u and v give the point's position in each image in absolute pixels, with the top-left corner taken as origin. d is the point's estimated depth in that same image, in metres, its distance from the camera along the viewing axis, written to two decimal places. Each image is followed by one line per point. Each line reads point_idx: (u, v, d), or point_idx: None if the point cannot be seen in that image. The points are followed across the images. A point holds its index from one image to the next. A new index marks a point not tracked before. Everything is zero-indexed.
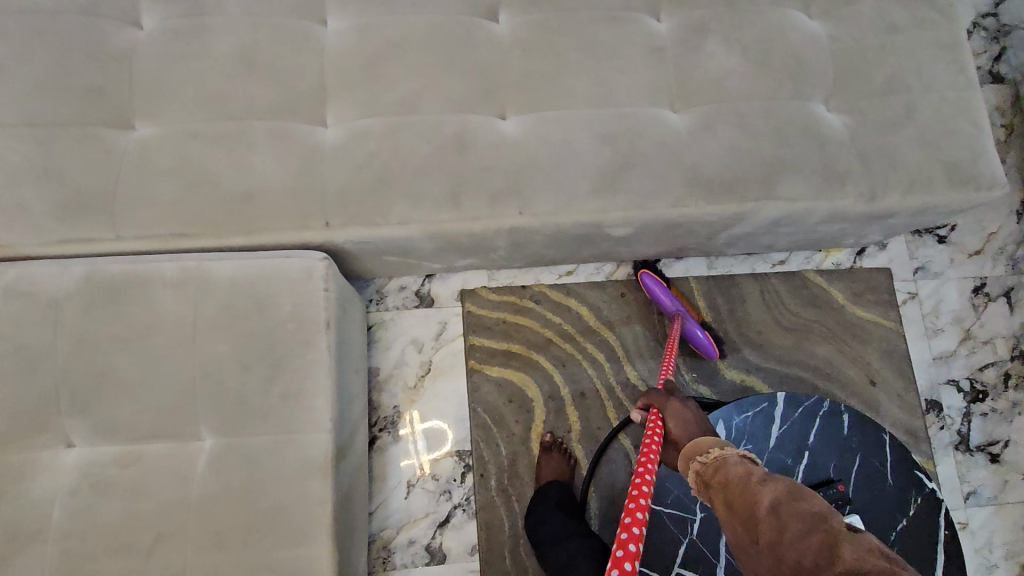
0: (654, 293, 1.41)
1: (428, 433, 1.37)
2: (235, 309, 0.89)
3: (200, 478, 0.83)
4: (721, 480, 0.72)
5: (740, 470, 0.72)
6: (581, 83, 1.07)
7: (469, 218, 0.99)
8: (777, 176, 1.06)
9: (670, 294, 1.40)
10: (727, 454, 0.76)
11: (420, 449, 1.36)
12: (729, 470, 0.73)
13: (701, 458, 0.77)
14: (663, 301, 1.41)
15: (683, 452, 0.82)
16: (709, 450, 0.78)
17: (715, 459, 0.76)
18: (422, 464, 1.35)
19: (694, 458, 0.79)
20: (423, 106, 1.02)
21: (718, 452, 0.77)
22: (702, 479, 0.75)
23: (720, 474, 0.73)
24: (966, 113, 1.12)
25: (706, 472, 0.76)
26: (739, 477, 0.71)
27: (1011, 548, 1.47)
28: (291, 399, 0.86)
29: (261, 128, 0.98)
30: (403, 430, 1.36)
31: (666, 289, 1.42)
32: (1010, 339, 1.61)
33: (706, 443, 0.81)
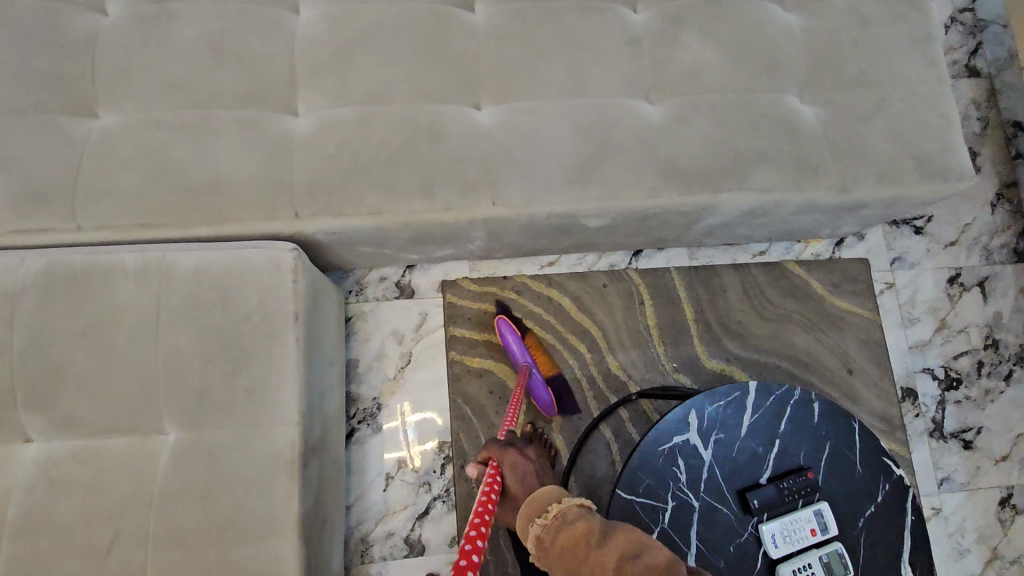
0: (504, 339, 1.35)
1: (413, 425, 1.37)
2: (200, 300, 0.87)
3: (161, 473, 0.81)
4: (564, 545, 0.72)
5: (583, 533, 0.72)
6: (555, 73, 1.06)
7: (441, 208, 0.98)
8: (751, 167, 1.05)
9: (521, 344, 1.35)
10: (566, 510, 0.75)
11: (409, 439, 1.36)
12: (571, 532, 0.72)
13: (540, 519, 0.75)
14: (512, 349, 1.36)
15: (520, 510, 0.79)
16: (546, 508, 0.77)
17: (555, 517, 0.75)
18: (403, 457, 1.34)
19: (533, 521, 0.77)
20: (395, 95, 1.01)
21: (556, 508, 0.76)
22: (543, 543, 0.74)
23: (562, 536, 0.73)
24: (938, 105, 1.12)
25: (548, 536, 0.74)
26: (585, 538, 0.71)
27: (983, 533, 1.50)
28: (257, 392, 0.85)
29: (228, 117, 0.96)
30: (394, 419, 1.36)
31: (517, 337, 1.36)
32: (984, 328, 1.63)
33: (541, 497, 0.79)
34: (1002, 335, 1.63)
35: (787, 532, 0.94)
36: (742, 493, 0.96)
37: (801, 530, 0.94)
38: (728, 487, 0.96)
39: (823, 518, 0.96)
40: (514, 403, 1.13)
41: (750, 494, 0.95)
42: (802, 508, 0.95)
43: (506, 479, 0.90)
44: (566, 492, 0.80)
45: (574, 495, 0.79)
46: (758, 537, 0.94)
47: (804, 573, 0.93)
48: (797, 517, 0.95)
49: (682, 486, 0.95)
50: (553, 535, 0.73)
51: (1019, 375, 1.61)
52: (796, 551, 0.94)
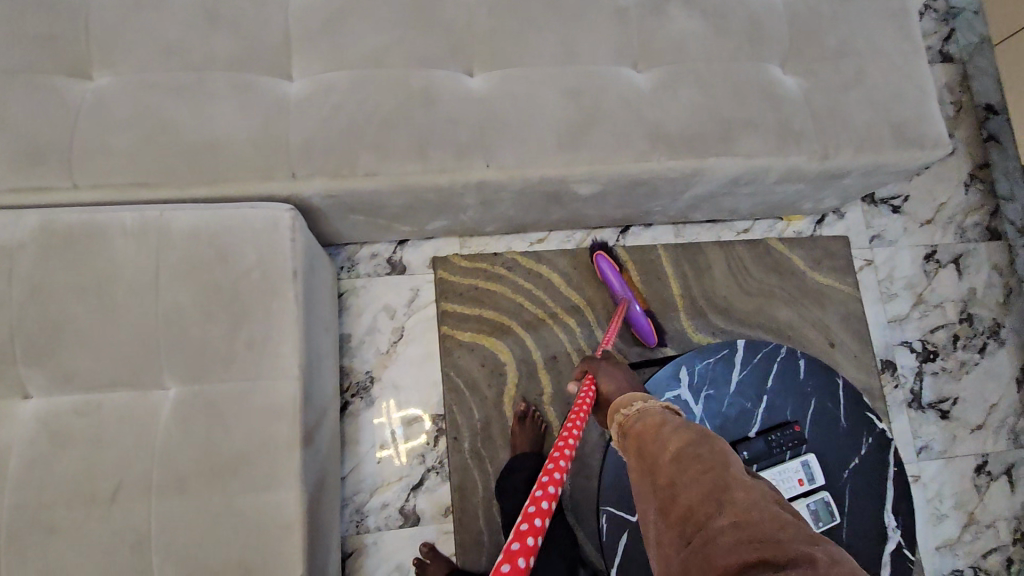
0: (605, 275, 1.43)
1: (404, 422, 1.36)
2: (198, 257, 0.88)
3: (163, 425, 0.82)
4: (637, 429, 0.76)
5: (654, 419, 0.75)
6: (546, 41, 1.08)
7: (436, 170, 0.99)
8: (736, 133, 1.09)
9: (621, 278, 1.43)
10: (648, 407, 0.79)
11: (398, 438, 1.35)
12: (645, 420, 0.76)
13: (624, 411, 0.81)
14: (612, 284, 1.43)
15: (611, 408, 0.85)
16: (631, 403, 0.82)
17: (636, 411, 0.79)
18: (395, 449, 1.34)
19: (620, 412, 0.82)
20: (389, 62, 1.03)
21: (638, 404, 0.80)
22: (622, 428, 0.79)
23: (637, 424, 0.77)
24: (914, 76, 1.17)
25: (627, 423, 0.79)
26: (653, 425, 0.74)
27: (960, 498, 1.55)
28: (257, 347, 0.86)
29: (223, 80, 0.97)
30: (380, 416, 1.35)
31: (617, 273, 1.44)
32: (959, 303, 1.69)
33: (632, 398, 0.84)
34: (976, 310, 1.69)
35: (775, 482, 0.97)
36: (732, 447, 0.99)
37: (789, 480, 0.97)
38: None
39: (810, 469, 0.99)
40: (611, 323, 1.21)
41: (739, 447, 0.98)
42: (789, 459, 0.99)
43: (602, 385, 1.02)
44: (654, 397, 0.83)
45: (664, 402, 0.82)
46: None
47: None
48: (785, 467, 0.98)
49: None
50: (631, 421, 0.78)
51: (992, 347, 1.67)
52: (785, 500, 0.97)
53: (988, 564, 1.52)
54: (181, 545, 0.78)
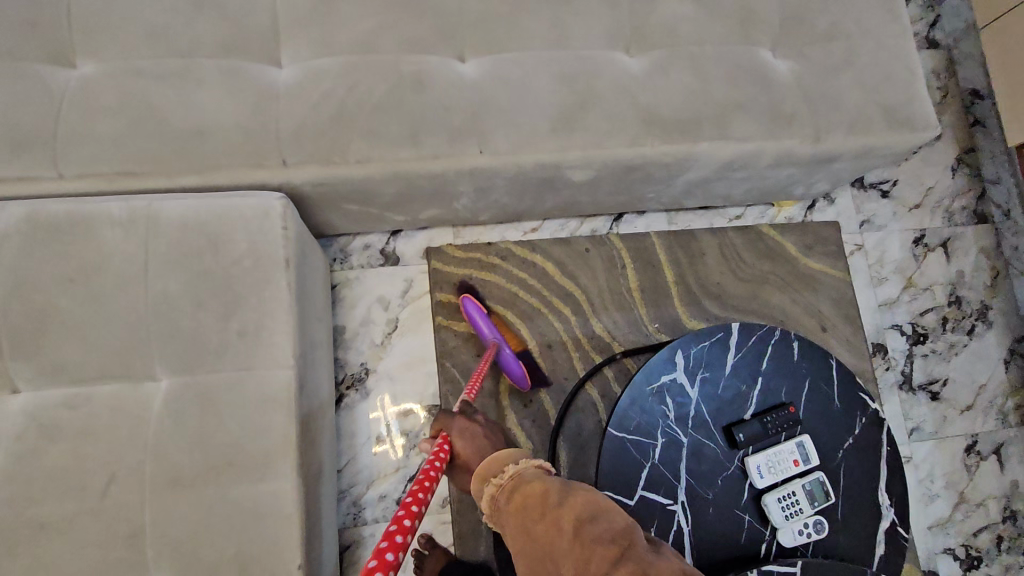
0: (471, 319, 1.32)
1: (399, 413, 1.35)
2: (189, 246, 0.87)
3: (156, 417, 0.81)
4: (518, 503, 0.68)
5: (540, 489, 0.67)
6: (538, 25, 1.08)
7: (429, 156, 0.98)
8: (729, 116, 1.09)
9: (489, 321, 1.32)
10: (523, 470, 0.72)
11: (392, 429, 1.34)
12: (527, 490, 0.68)
13: (497, 479, 0.73)
14: (481, 328, 1.32)
15: (476, 471, 0.76)
16: (503, 466, 0.74)
17: (511, 479, 0.71)
18: (391, 439, 1.33)
19: (490, 478, 0.74)
20: (380, 47, 1.01)
21: (512, 468, 0.73)
22: (498, 500, 0.71)
23: (516, 496, 0.69)
24: (903, 58, 1.18)
25: (503, 495, 0.71)
26: (537, 496, 0.67)
27: (950, 479, 1.57)
28: (250, 336, 0.85)
29: (210, 66, 0.95)
30: (376, 411, 1.34)
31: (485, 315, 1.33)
32: (948, 286, 1.71)
33: (498, 458, 0.76)
34: (964, 293, 1.71)
35: (771, 463, 0.97)
36: (728, 429, 0.99)
37: (785, 461, 0.98)
38: (715, 423, 1.00)
39: (805, 449, 1.00)
40: (476, 372, 1.16)
41: (736, 429, 0.98)
42: (784, 441, 1.00)
43: (456, 444, 0.91)
44: (523, 453, 0.77)
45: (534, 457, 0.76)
46: (745, 469, 0.98)
47: (790, 501, 0.96)
48: (780, 448, 0.99)
49: (670, 424, 0.98)
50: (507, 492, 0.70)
51: (980, 329, 1.70)
52: (781, 481, 0.98)
53: (978, 542, 1.55)
54: (177, 538, 0.77)
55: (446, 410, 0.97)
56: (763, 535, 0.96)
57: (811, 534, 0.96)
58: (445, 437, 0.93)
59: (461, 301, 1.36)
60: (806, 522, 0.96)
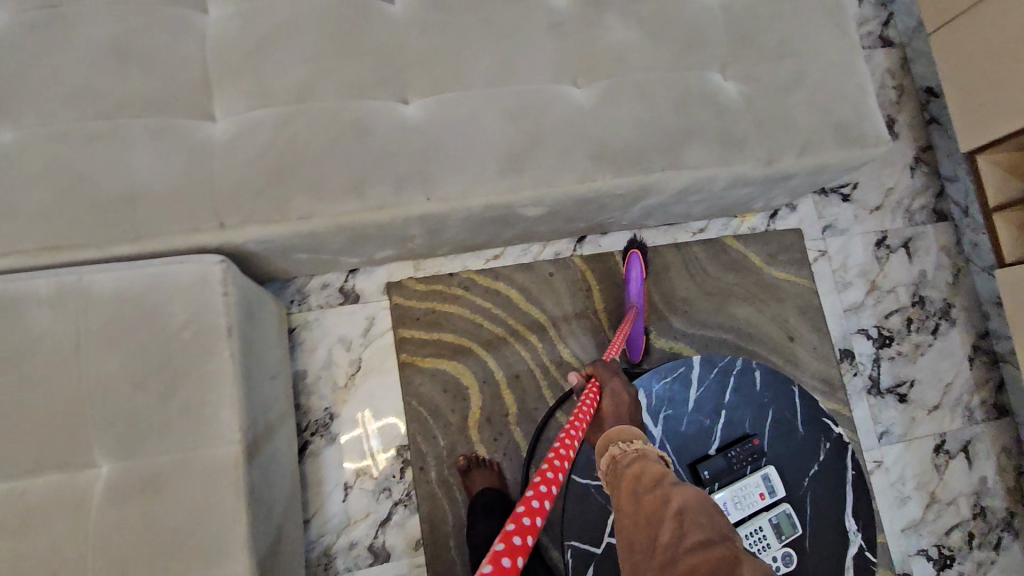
0: (631, 274, 1.42)
1: (381, 431, 1.34)
2: (124, 321, 0.83)
3: (98, 506, 0.78)
4: (636, 468, 0.75)
5: (656, 468, 0.74)
6: (481, 61, 1.05)
7: (373, 207, 0.95)
8: (679, 145, 1.07)
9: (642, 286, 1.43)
10: (647, 448, 0.79)
11: (375, 447, 1.33)
12: (645, 463, 0.75)
13: (623, 444, 0.80)
14: (632, 287, 1.42)
15: (607, 433, 0.85)
16: (630, 438, 0.82)
17: (637, 449, 0.79)
18: (375, 459, 1.33)
19: (615, 444, 0.82)
20: (317, 94, 0.97)
21: (640, 444, 0.80)
22: (617, 462, 0.78)
23: (634, 463, 0.76)
24: (853, 74, 1.17)
25: (624, 460, 0.78)
26: (654, 472, 0.73)
27: (921, 479, 1.59)
28: (193, 412, 0.83)
29: (137, 126, 0.91)
30: (356, 429, 1.33)
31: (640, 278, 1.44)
32: (911, 286, 1.72)
33: (629, 435, 0.83)
34: (927, 292, 1.73)
35: (737, 499, 0.98)
36: (693, 466, 1.01)
37: (750, 496, 0.99)
38: (679, 461, 1.01)
39: (771, 481, 1.00)
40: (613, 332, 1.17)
41: (700, 467, 1.00)
42: (750, 474, 1.00)
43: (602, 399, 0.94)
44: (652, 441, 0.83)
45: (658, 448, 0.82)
46: None
47: (756, 536, 0.97)
48: (746, 482, 0.99)
49: None
50: (627, 457, 0.77)
51: (945, 328, 1.71)
52: (747, 516, 0.98)
53: (950, 541, 1.57)
54: None
55: (608, 366, 1.00)
56: None
57: (780, 567, 0.97)
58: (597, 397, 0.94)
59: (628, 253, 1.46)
60: (775, 556, 0.98)
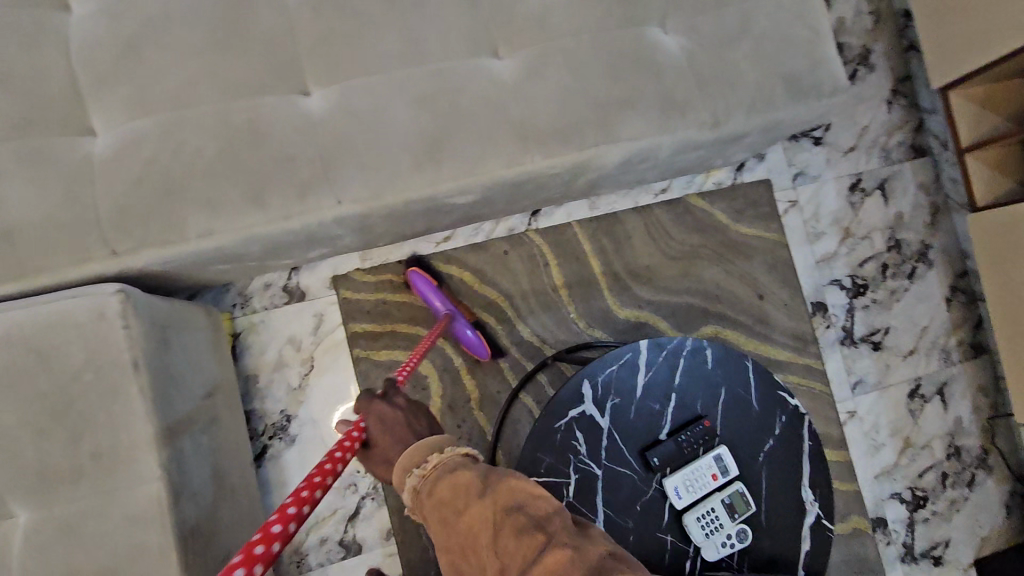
0: (422, 292, 1.30)
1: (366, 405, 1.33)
2: (17, 369, 0.79)
3: (18, 560, 0.76)
4: (444, 493, 0.64)
5: (463, 482, 0.64)
6: (385, 40, 0.95)
7: (280, 217, 0.89)
8: (614, 115, 0.98)
9: (440, 292, 1.30)
10: (447, 459, 0.68)
11: None
12: (450, 481, 0.65)
13: (417, 471, 0.68)
14: (432, 300, 1.30)
15: (398, 461, 0.71)
16: (426, 456, 0.70)
17: (435, 469, 0.67)
18: None
19: (410, 473, 0.68)
20: (203, 97, 0.89)
21: (436, 459, 0.68)
22: (420, 495, 0.66)
23: (439, 487, 0.65)
24: (804, 15, 1.06)
25: (426, 486, 0.67)
26: (463, 490, 0.63)
27: (896, 426, 1.58)
28: (106, 455, 0.80)
29: (5, 150, 0.84)
30: (339, 403, 1.33)
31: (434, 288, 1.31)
32: (887, 230, 1.64)
33: (421, 450, 0.71)
34: (904, 235, 1.65)
35: (689, 483, 0.96)
36: (643, 453, 0.98)
37: (703, 478, 0.97)
38: (629, 450, 0.99)
39: (723, 461, 0.99)
40: (424, 340, 1.16)
41: (649, 453, 0.97)
42: (702, 456, 0.98)
43: (374, 433, 0.82)
44: (448, 440, 0.72)
45: (463, 445, 0.72)
46: (663, 491, 0.97)
47: (708, 518, 0.96)
48: (699, 465, 0.97)
49: (583, 459, 0.97)
50: (425, 485, 0.66)
51: (921, 271, 1.65)
52: (700, 498, 0.97)
53: (924, 483, 1.58)
54: None
55: (363, 395, 0.86)
56: (687, 552, 0.97)
57: (735, 544, 0.97)
58: (363, 424, 0.84)
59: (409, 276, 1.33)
60: (729, 534, 0.96)
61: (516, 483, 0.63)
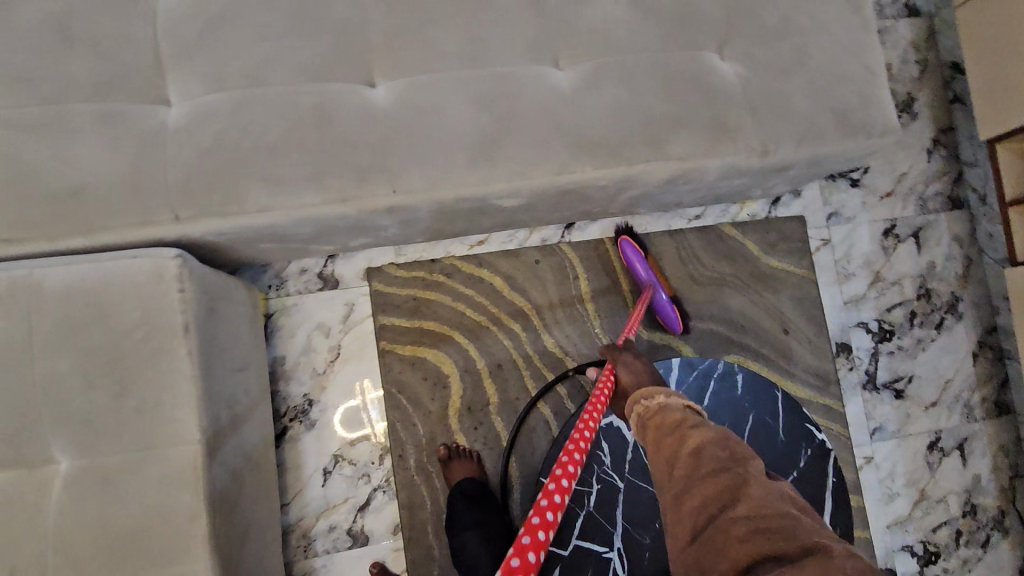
0: (630, 262, 1.38)
1: (380, 402, 1.34)
2: (74, 320, 0.82)
3: (56, 505, 0.79)
4: (659, 418, 0.87)
5: (677, 414, 0.85)
6: (451, 40, 0.98)
7: (335, 199, 0.91)
8: (665, 134, 1.00)
9: (647, 266, 1.38)
10: (668, 400, 0.90)
11: (373, 418, 1.34)
12: (666, 412, 0.87)
13: (645, 400, 0.93)
14: (638, 271, 1.39)
15: (632, 394, 0.97)
16: (655, 395, 0.94)
17: (656, 401, 0.91)
18: (375, 431, 1.33)
19: (640, 400, 0.95)
20: (273, 77, 0.93)
21: (660, 397, 0.92)
22: (640, 415, 0.91)
23: (657, 417, 0.87)
24: (860, 54, 1.08)
25: (647, 411, 0.91)
26: (675, 419, 0.85)
27: (912, 477, 1.56)
28: (147, 412, 0.82)
29: (85, 112, 0.88)
30: (355, 397, 1.34)
31: (642, 259, 1.39)
32: (917, 278, 1.64)
33: (654, 392, 0.95)
34: (934, 285, 1.65)
35: None
36: None
37: None
38: None
39: None
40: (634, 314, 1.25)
41: None
42: None
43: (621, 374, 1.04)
44: (679, 395, 0.94)
45: (689, 401, 0.92)
46: None
47: None
48: None
49: None
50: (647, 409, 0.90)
51: (949, 323, 1.64)
52: None
53: (937, 538, 1.55)
54: None
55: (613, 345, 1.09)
56: None
57: None
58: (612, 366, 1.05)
59: (620, 241, 1.41)
60: None
61: (723, 430, 0.81)
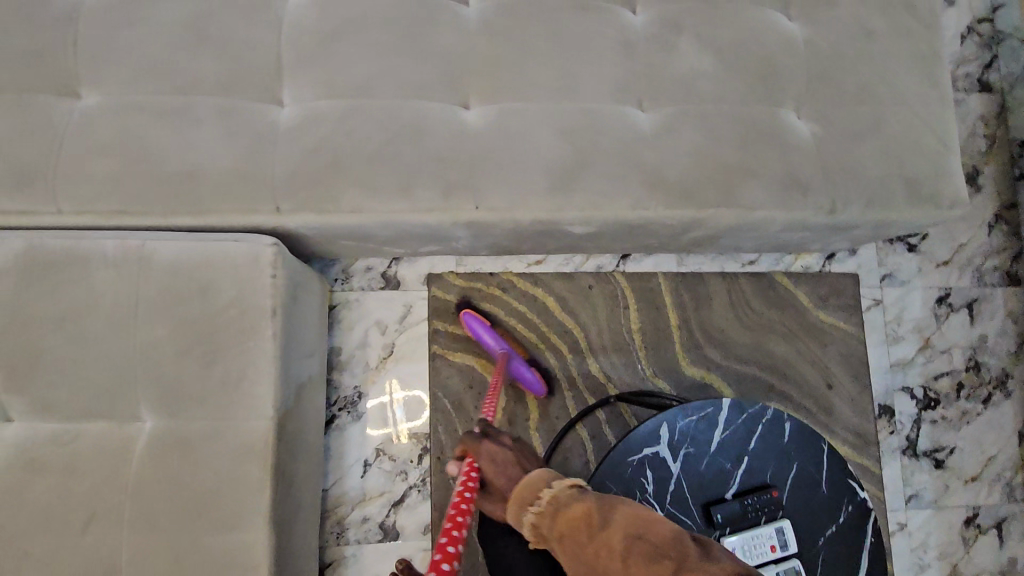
0: (475, 333, 1.34)
1: (406, 402, 1.39)
2: (177, 291, 0.89)
3: (137, 459, 0.85)
4: (564, 528, 0.70)
5: (580, 512, 0.70)
6: (544, 73, 1.05)
7: (422, 210, 0.98)
8: (738, 183, 1.04)
9: (493, 333, 1.34)
10: (559, 493, 0.74)
11: (397, 417, 1.38)
12: (567, 515, 0.71)
13: (534, 507, 0.74)
14: (485, 341, 1.34)
15: (512, 496, 0.78)
16: (538, 492, 0.76)
17: (548, 503, 0.74)
18: (398, 430, 1.37)
19: (527, 507, 0.76)
20: (379, 91, 1.01)
21: (548, 493, 0.75)
22: (539, 530, 0.73)
23: (560, 523, 0.71)
24: (936, 127, 1.11)
25: (544, 521, 0.73)
26: (581, 520, 0.69)
27: (945, 550, 1.53)
28: (231, 384, 0.88)
29: (208, 105, 0.97)
30: (383, 396, 1.38)
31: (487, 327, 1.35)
32: (968, 350, 1.62)
33: (531, 484, 0.78)
34: (985, 359, 1.63)
35: (747, 547, 0.97)
36: (707, 507, 1.00)
37: (762, 546, 0.98)
38: (694, 500, 1.00)
39: (784, 535, 1.00)
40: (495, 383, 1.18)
41: (714, 509, 0.99)
42: (764, 525, 0.99)
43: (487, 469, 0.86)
44: (557, 475, 0.78)
45: (569, 477, 0.77)
46: None
47: None
48: (759, 533, 0.98)
49: (648, 497, 0.99)
50: (546, 522, 0.72)
51: (997, 399, 1.62)
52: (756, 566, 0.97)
53: None
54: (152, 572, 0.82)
55: (473, 434, 0.90)
56: None
57: None
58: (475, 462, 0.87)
59: (462, 316, 1.38)
60: None
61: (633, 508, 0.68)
